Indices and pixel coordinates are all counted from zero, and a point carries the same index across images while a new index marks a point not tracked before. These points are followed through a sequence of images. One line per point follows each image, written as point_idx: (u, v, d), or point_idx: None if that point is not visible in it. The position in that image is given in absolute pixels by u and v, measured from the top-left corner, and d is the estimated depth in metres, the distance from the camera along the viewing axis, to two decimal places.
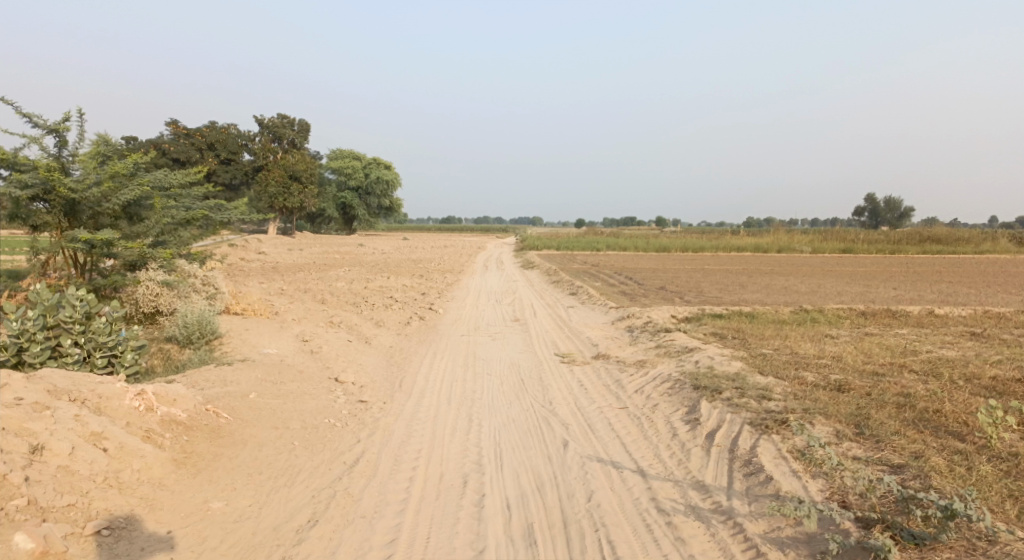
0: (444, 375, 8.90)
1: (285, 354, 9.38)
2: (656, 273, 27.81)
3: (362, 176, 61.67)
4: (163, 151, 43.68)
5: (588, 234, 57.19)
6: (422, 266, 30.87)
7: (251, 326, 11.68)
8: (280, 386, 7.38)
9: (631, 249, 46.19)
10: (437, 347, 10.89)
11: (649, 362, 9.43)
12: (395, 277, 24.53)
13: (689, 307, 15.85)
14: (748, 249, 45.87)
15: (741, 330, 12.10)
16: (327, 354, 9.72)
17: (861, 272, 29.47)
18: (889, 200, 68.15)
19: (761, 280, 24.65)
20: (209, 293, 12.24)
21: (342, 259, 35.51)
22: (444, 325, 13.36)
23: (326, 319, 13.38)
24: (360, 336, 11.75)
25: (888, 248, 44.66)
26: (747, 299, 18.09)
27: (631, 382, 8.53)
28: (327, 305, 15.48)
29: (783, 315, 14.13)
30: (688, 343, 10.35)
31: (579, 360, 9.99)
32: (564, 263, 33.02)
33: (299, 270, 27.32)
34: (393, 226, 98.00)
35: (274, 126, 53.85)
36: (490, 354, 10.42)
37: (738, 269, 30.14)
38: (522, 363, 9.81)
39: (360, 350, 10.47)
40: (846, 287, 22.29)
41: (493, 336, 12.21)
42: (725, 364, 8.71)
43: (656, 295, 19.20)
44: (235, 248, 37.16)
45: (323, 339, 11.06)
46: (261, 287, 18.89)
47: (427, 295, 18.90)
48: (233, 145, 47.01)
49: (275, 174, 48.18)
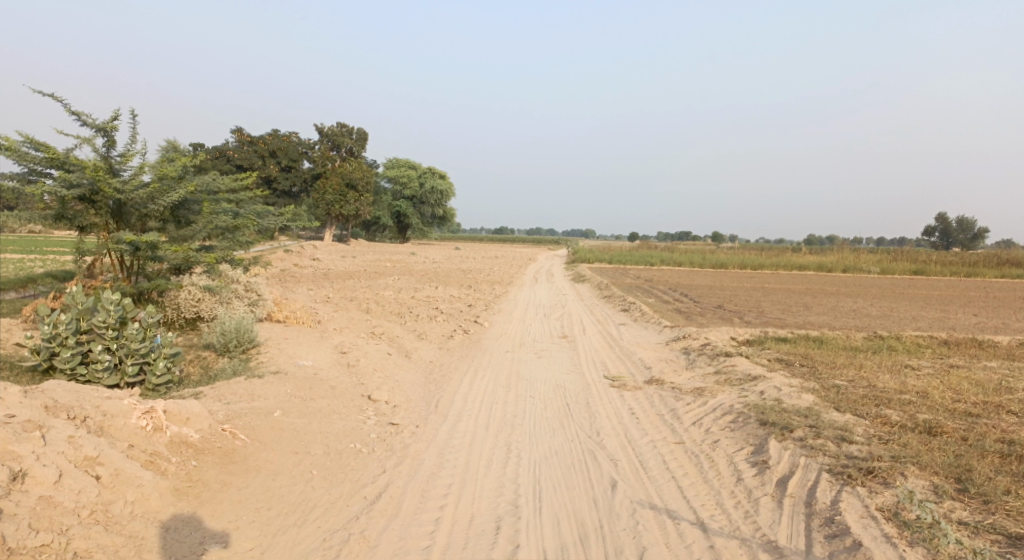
0: (484, 396, 8.30)
1: (320, 367, 8.99)
2: (714, 290, 26.60)
3: (417, 185, 62.12)
4: (227, 157, 44.97)
5: (642, 247, 55.87)
6: (472, 277, 30.51)
7: (291, 335, 11.39)
8: (309, 403, 6.95)
9: (687, 264, 44.77)
10: (480, 365, 10.30)
11: (708, 390, 8.61)
12: (444, 288, 24.22)
13: (750, 329, 14.83)
14: (812, 268, 43.77)
15: (810, 357, 11.09)
16: (363, 368, 9.28)
17: (936, 295, 27.54)
18: (965, 220, 64.27)
19: (828, 302, 23.19)
20: (251, 300, 12.15)
21: (393, 267, 35.51)
22: (488, 340, 12.79)
23: (367, 330, 13.00)
24: (401, 349, 11.30)
25: (963, 270, 41.93)
26: (814, 322, 16.89)
27: (689, 412, 7.73)
28: (371, 315, 15.15)
29: (855, 341, 12.98)
30: (750, 371, 9.47)
31: (630, 385, 9.24)
32: (617, 277, 32.19)
33: (349, 278, 27.38)
34: (446, 236, 98.72)
35: (333, 135, 54.97)
36: (534, 374, 9.77)
37: (802, 289, 28.64)
38: (568, 386, 9.12)
39: (399, 365, 9.99)
40: (923, 312, 20.67)
41: (539, 354, 11.54)
42: (794, 396, 7.82)
43: (713, 315, 18.19)
44: (291, 254, 37.81)
45: (362, 351, 10.64)
46: (309, 294, 18.82)
47: (474, 307, 18.41)
48: (294, 153, 48.01)
49: (332, 181, 48.93)
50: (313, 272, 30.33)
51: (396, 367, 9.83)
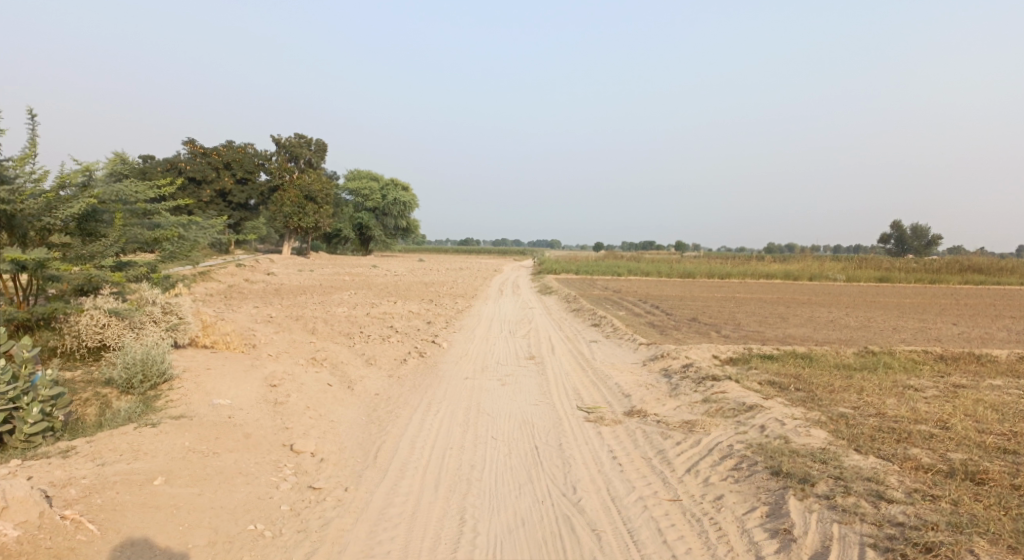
0: (436, 438, 6.89)
1: (239, 407, 7.46)
2: (685, 302, 25.64)
3: (380, 196, 60.34)
4: (179, 169, 42.52)
5: (609, 257, 55.04)
6: (433, 291, 29.00)
7: (215, 365, 9.82)
8: (208, 463, 5.48)
9: (654, 275, 43.97)
10: (434, 395, 8.88)
11: (699, 425, 7.35)
12: (403, 303, 22.70)
13: (731, 345, 13.75)
14: (779, 276, 43.40)
15: (803, 379, 9.98)
16: (294, 406, 7.78)
17: (908, 303, 27.11)
18: (918, 227, 65.29)
19: (803, 313, 22.35)
20: (172, 324, 10.58)
21: (352, 282, 33.71)
22: (445, 364, 11.36)
23: (308, 355, 11.49)
24: (344, 379, 9.80)
25: (927, 277, 42.01)
26: (795, 335, 15.94)
27: (681, 455, 6.47)
28: (315, 337, 13.58)
29: (846, 358, 11.96)
30: (742, 398, 8.29)
31: (608, 419, 7.93)
32: (585, 289, 31.02)
33: (301, 294, 25.57)
34: (410, 248, 96.86)
35: (291, 146, 52.93)
36: (497, 407, 8.41)
37: (774, 299, 27.91)
38: (536, 421, 7.77)
39: (339, 399, 8.52)
40: (902, 322, 19.97)
41: (503, 380, 10.16)
42: (802, 435, 6.62)
43: (690, 329, 17.10)
44: (244, 269, 35.66)
45: (297, 383, 9.14)
46: (250, 313, 17.12)
47: (433, 324, 16.94)
48: (250, 165, 45.82)
49: (290, 193, 46.90)
50: (263, 288, 28.39)
51: (335, 402, 8.37)
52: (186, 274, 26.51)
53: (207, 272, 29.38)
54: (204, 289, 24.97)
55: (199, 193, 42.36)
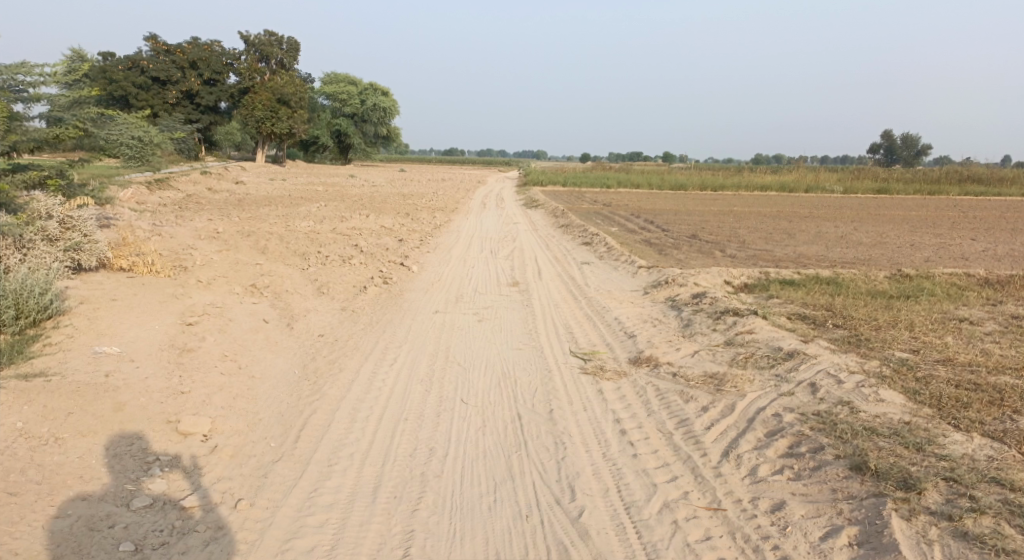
0: (387, 404, 5.22)
1: (130, 360, 5.67)
2: (680, 216, 23.77)
3: (357, 102, 56.56)
4: (141, 68, 37.95)
5: (597, 168, 52.59)
6: (411, 203, 26.75)
7: (124, 295, 7.92)
8: (37, 463, 3.76)
9: (646, 186, 41.83)
10: (393, 337, 7.16)
11: (730, 382, 5.68)
12: (377, 217, 20.65)
13: (744, 267, 12.07)
14: (774, 189, 41.54)
15: (838, 312, 8.34)
16: (206, 355, 6.02)
17: (914, 216, 25.51)
18: (909, 137, 63.16)
19: (810, 228, 20.68)
20: (74, 244, 8.59)
21: (325, 193, 31.26)
22: (413, 294, 9.57)
23: (249, 281, 9.58)
24: (284, 313, 7.98)
25: (926, 189, 40.34)
26: (810, 255, 14.30)
27: (711, 431, 4.82)
28: (264, 257, 11.64)
29: (878, 283, 10.30)
30: (775, 342, 6.61)
31: (610, 372, 6.26)
32: (574, 202, 29.02)
33: (267, 205, 23.30)
34: (391, 158, 93.08)
35: (261, 44, 48.68)
36: (472, 354, 6.73)
37: (775, 212, 26.15)
38: (520, 375, 6.13)
39: (273, 343, 6.76)
40: (918, 237, 18.38)
41: (480, 314, 8.42)
42: (872, 401, 4.97)
43: (692, 248, 15.37)
44: (209, 178, 32.88)
45: (223, 319, 7.32)
46: (196, 227, 15.00)
47: (404, 242, 14.99)
48: (218, 64, 41.87)
49: (261, 96, 43.35)
50: (226, 199, 25.89)
51: (268, 347, 6.61)
52: (138, 184, 23.88)
53: (165, 180, 26.68)
54: (157, 200, 22.49)
55: (164, 94, 38.47)
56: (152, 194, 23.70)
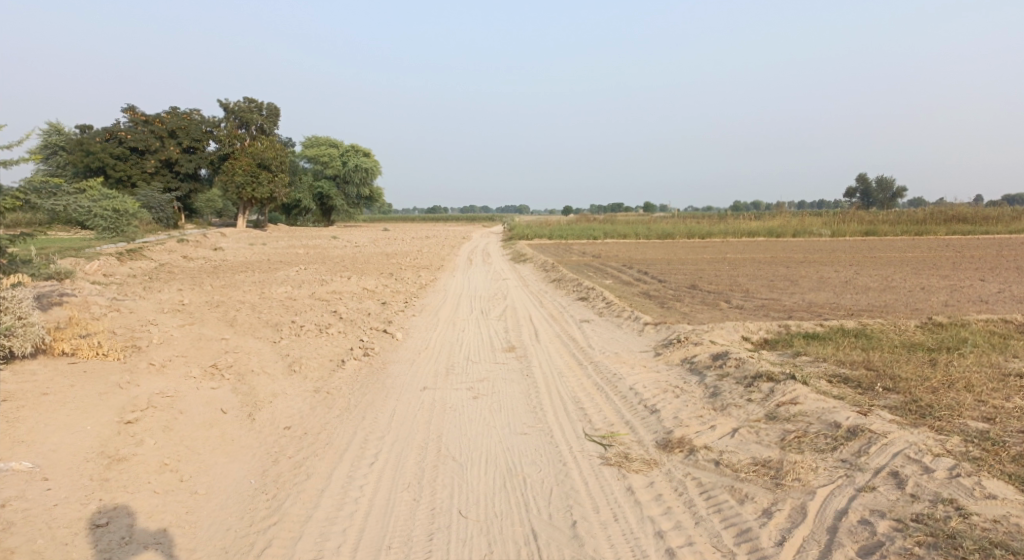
0: (365, 526, 4.09)
1: (41, 480, 4.49)
2: (674, 266, 22.98)
3: (339, 163, 56.34)
4: (120, 138, 37.25)
5: (583, 220, 52.37)
6: (394, 263, 25.82)
7: (58, 387, 6.73)
8: None
9: (633, 237, 41.35)
10: (374, 424, 6.04)
11: (789, 472, 4.61)
12: (360, 279, 19.64)
13: (758, 320, 11.14)
14: (762, 234, 41.28)
15: (882, 372, 7.35)
16: (141, 465, 4.86)
17: (910, 257, 24.97)
18: (885, 179, 64.00)
19: (810, 273, 19.96)
20: (6, 328, 7.34)
21: (306, 255, 30.35)
22: (397, 367, 8.45)
23: (210, 360, 8.44)
24: (247, 399, 6.82)
25: (913, 229, 40.24)
26: (821, 303, 13.43)
27: (786, 549, 3.74)
28: (232, 331, 10.52)
29: (908, 334, 9.39)
30: (828, 416, 5.59)
31: (638, 461, 5.17)
32: (562, 255, 28.24)
33: (243, 272, 22.22)
34: (375, 218, 92.94)
35: (241, 111, 48.58)
36: (469, 443, 5.62)
37: (770, 258, 25.53)
38: (529, 471, 5.03)
39: (228, 441, 5.59)
40: (926, 280, 17.64)
41: (475, 390, 7.32)
42: (981, 498, 3.93)
43: (695, 300, 14.47)
44: (186, 244, 31.85)
45: (172, 413, 6.15)
46: (162, 300, 13.87)
47: (388, 306, 13.97)
48: (197, 132, 41.38)
49: (242, 161, 42.77)
50: (200, 267, 24.75)
51: (221, 447, 5.44)
52: (107, 255, 22.73)
53: (138, 250, 25.59)
54: (126, 271, 21.33)
55: (143, 163, 37.71)
56: (121, 265, 22.53)
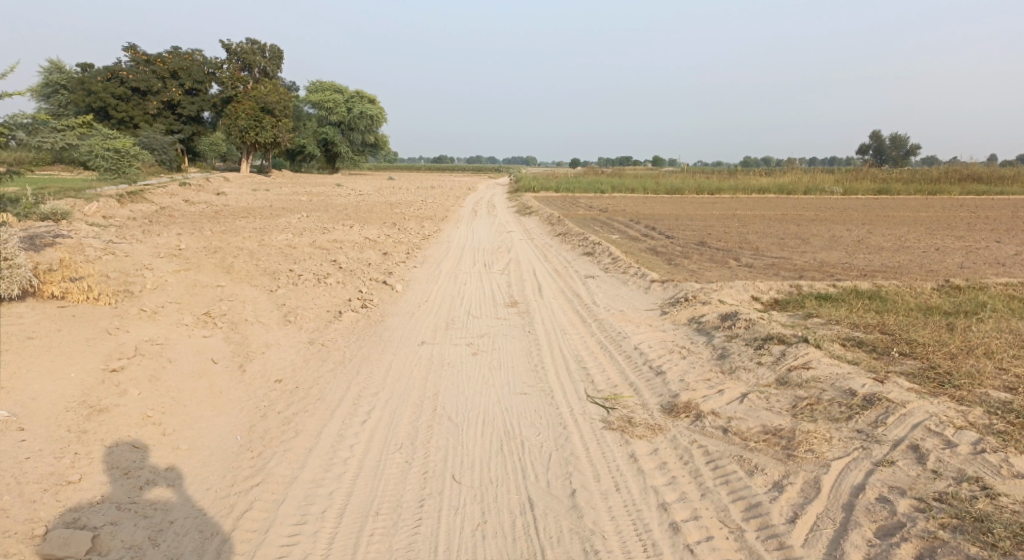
0: (353, 489, 3.88)
1: (15, 431, 4.28)
2: (682, 221, 22.54)
3: (344, 109, 55.23)
4: (120, 78, 36.35)
5: (590, 172, 51.56)
6: (398, 212, 25.39)
7: (43, 332, 6.48)
8: None
9: (640, 191, 40.69)
10: (368, 380, 5.80)
11: (802, 443, 4.37)
12: (362, 228, 19.29)
13: (769, 279, 10.82)
14: (772, 191, 40.53)
15: (897, 336, 7.06)
16: (123, 417, 4.63)
17: (924, 217, 24.44)
18: (900, 137, 62.60)
19: (821, 231, 19.53)
20: None
21: (309, 202, 29.93)
22: (395, 320, 8.19)
23: (204, 307, 8.18)
24: (238, 349, 6.58)
25: (926, 189, 39.46)
26: (833, 263, 13.08)
27: (799, 526, 3.52)
28: (228, 278, 10.25)
29: (924, 297, 9.07)
30: (843, 382, 5.32)
31: (642, 425, 4.94)
32: (568, 208, 27.75)
33: (244, 218, 21.86)
34: (380, 167, 91.83)
35: (243, 52, 47.30)
36: (465, 402, 5.39)
37: (780, 215, 25.02)
38: (528, 434, 4.80)
39: (216, 393, 5.37)
40: (940, 240, 17.23)
41: (474, 346, 7.07)
42: (1009, 478, 3.69)
43: (703, 256, 14.12)
44: (188, 188, 31.40)
45: (160, 361, 5.92)
46: (159, 244, 13.58)
47: (389, 256, 13.67)
48: (199, 73, 40.32)
49: (245, 105, 41.83)
50: (201, 211, 24.37)
51: (208, 400, 5.21)
52: (107, 197, 22.32)
53: (139, 193, 25.19)
54: (126, 214, 20.98)
55: (145, 105, 36.89)
56: (121, 207, 22.16)
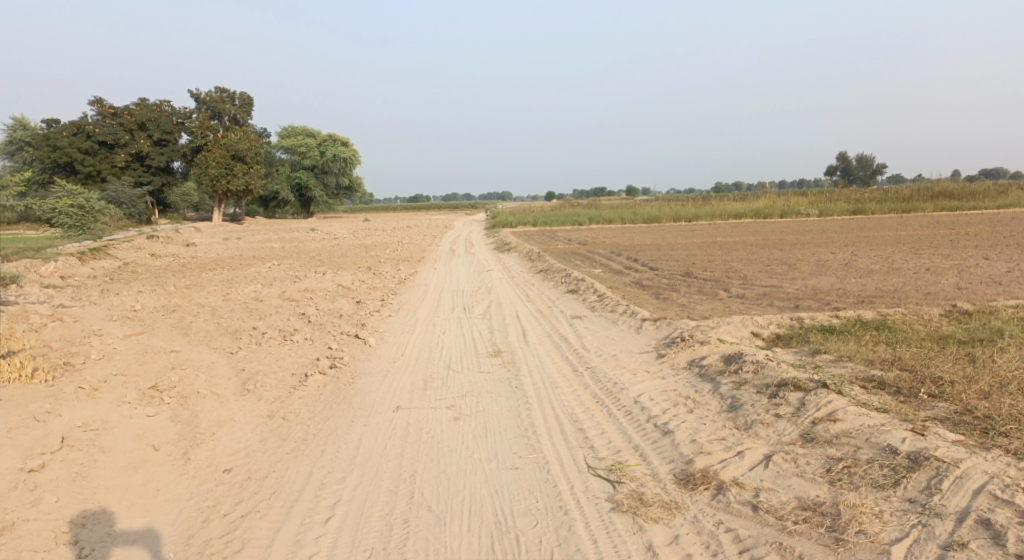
0: None
1: None
2: (665, 252, 22.09)
3: (316, 153, 54.71)
4: (86, 132, 35.51)
5: (567, 205, 51.37)
6: (374, 256, 24.66)
7: None
8: None
9: (619, 221, 40.46)
10: (334, 462, 5.01)
11: (850, 522, 3.68)
12: (336, 275, 18.51)
13: (766, 312, 10.24)
14: (749, 215, 40.56)
15: (920, 373, 6.44)
16: (30, 540, 3.82)
17: (905, 236, 24.27)
18: (865, 158, 63.64)
19: (807, 256, 19.16)
20: None
21: (282, 249, 29.11)
22: (367, 381, 7.38)
23: (153, 379, 7.33)
24: (186, 430, 5.76)
25: (900, 207, 39.78)
26: (828, 290, 12.57)
27: None
28: (186, 341, 9.40)
29: (933, 325, 8.52)
30: (879, 437, 4.66)
31: (657, 504, 4.22)
32: (547, 243, 27.24)
33: (213, 270, 20.97)
34: (357, 209, 91.35)
35: (212, 101, 46.72)
36: (448, 485, 4.62)
37: (762, 241, 24.73)
38: (523, 524, 4.05)
39: (152, 493, 4.56)
40: (929, 260, 16.89)
41: (457, 409, 6.31)
42: None
43: (693, 289, 13.56)
44: (155, 241, 30.39)
45: (92, 451, 5.08)
46: (115, 305, 12.66)
47: (363, 305, 12.89)
48: (168, 124, 39.48)
49: (215, 153, 41.04)
50: (167, 265, 23.37)
51: (141, 505, 4.43)
52: (67, 255, 21.30)
53: (103, 248, 24.17)
54: (86, 272, 19.97)
55: (112, 158, 36.01)
56: (82, 265, 21.15)
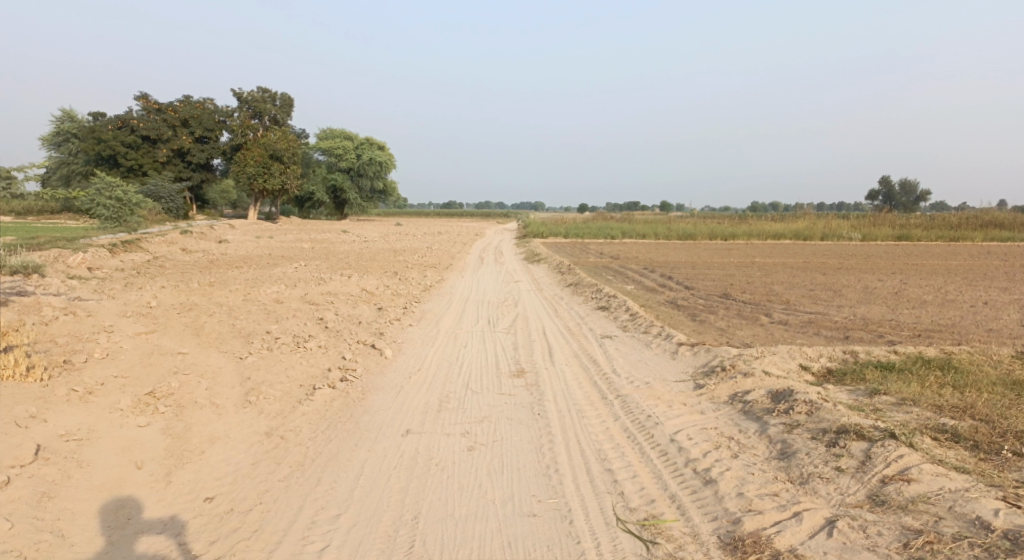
0: None
1: None
2: (701, 271, 21.23)
3: (352, 156, 54.89)
4: (131, 127, 36.04)
5: (600, 218, 50.61)
6: (401, 261, 24.30)
7: None
8: None
9: (652, 237, 39.55)
10: (328, 495, 4.45)
11: None
12: (362, 279, 18.10)
13: (814, 342, 9.44)
14: (788, 237, 39.29)
15: (1001, 425, 5.63)
16: None
17: (957, 266, 23.00)
18: (909, 183, 61.60)
19: (853, 282, 18.15)
20: None
21: (311, 250, 28.95)
22: (378, 398, 6.83)
23: (154, 383, 6.89)
24: (175, 446, 5.28)
25: (948, 235, 38.13)
26: (880, 320, 11.67)
27: None
28: (197, 343, 8.99)
29: (1006, 368, 7.65)
30: (966, 507, 3.92)
31: None
32: (579, 256, 26.58)
33: (240, 268, 20.76)
34: (389, 213, 91.74)
35: (254, 101, 47.16)
36: (453, 532, 4.01)
37: (803, 264, 23.71)
38: None
39: (121, 525, 4.07)
40: (987, 294, 15.79)
41: (473, 436, 5.71)
42: None
43: (731, 312, 12.79)
44: (188, 236, 30.51)
45: (67, 465, 4.63)
46: (134, 300, 12.37)
47: (385, 312, 12.39)
48: (210, 121, 39.59)
49: (253, 152, 41.25)
50: (196, 261, 23.30)
51: (105, 538, 3.94)
52: (99, 246, 21.32)
53: (135, 241, 24.23)
54: (115, 264, 19.93)
55: (154, 153, 36.46)
56: (112, 257, 21.15)
